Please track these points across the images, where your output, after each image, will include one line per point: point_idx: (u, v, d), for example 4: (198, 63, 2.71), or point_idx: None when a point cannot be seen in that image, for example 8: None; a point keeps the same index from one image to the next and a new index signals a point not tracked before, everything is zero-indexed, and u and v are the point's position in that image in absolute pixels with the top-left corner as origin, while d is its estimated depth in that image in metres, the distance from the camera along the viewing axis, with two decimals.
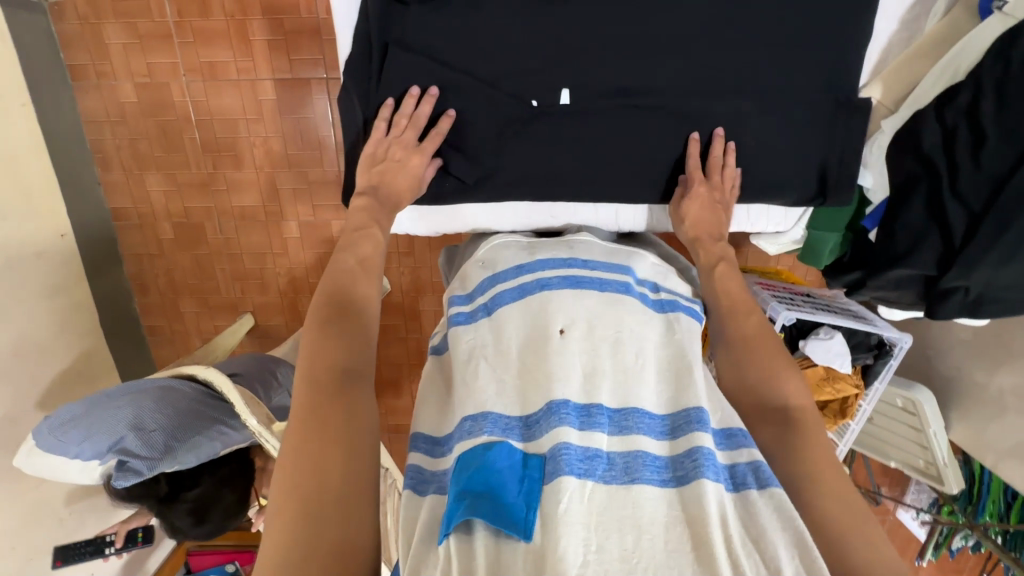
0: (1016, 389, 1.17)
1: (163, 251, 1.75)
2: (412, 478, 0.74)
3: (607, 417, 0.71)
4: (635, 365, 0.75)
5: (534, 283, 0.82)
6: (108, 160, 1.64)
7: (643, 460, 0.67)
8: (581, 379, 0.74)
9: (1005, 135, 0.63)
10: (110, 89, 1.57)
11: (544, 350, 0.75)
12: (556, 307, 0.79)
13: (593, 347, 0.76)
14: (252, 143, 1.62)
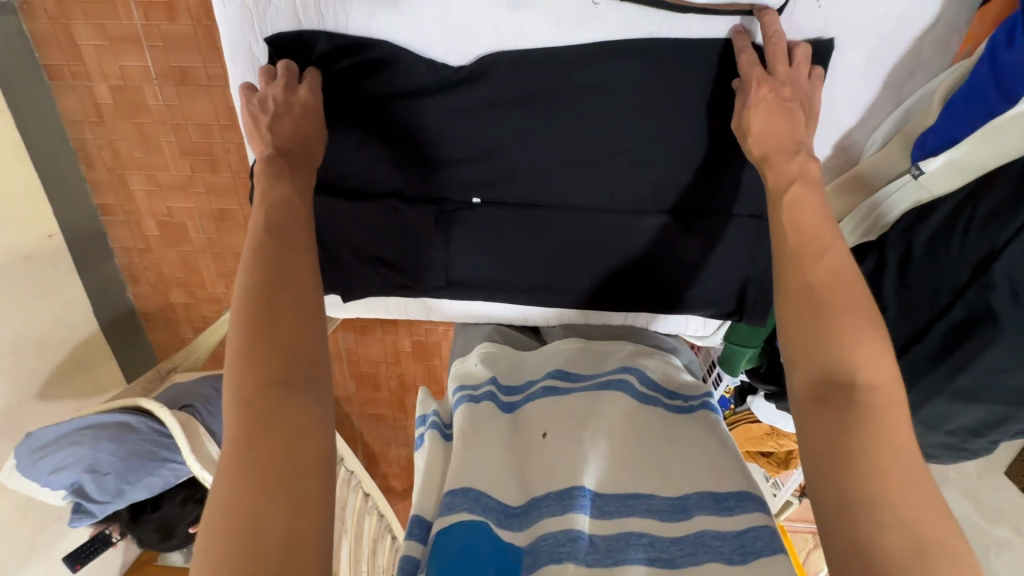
0: (960, 467, 1.16)
1: (151, 246, 1.81)
2: (407, 565, 0.69)
3: (588, 499, 0.70)
4: (620, 453, 0.78)
5: (523, 400, 0.87)
6: (91, 159, 1.67)
7: (626, 542, 0.67)
8: (562, 471, 0.74)
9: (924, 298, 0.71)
10: (86, 90, 1.57)
11: (529, 452, 0.79)
12: (537, 419, 0.83)
13: (575, 441, 0.78)
14: (227, 148, 1.62)
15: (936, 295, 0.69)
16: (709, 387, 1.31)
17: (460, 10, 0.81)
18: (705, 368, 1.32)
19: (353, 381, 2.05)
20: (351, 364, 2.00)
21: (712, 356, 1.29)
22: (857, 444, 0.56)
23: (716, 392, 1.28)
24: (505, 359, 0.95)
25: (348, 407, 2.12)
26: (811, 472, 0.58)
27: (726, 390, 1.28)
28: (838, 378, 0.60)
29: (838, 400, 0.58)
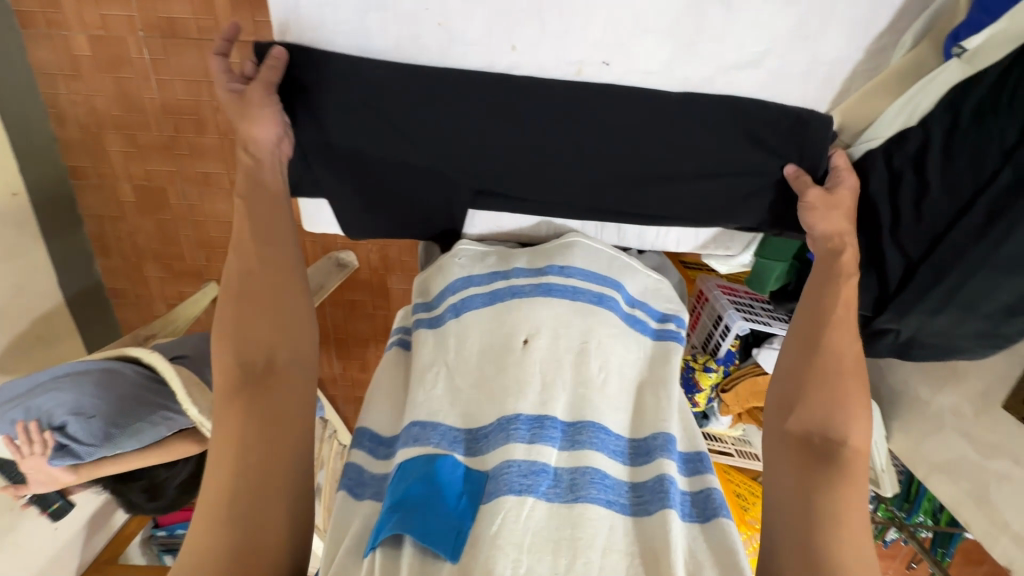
0: (955, 409, 1.20)
1: (126, 214, 1.70)
2: (351, 478, 0.67)
3: (560, 432, 0.65)
4: (599, 378, 0.68)
5: (506, 291, 0.74)
6: (63, 117, 1.56)
7: (590, 479, 0.61)
8: (538, 389, 0.66)
9: (951, 187, 0.62)
10: (62, 41, 1.47)
11: (506, 361, 0.68)
12: (525, 316, 0.71)
13: (556, 359, 0.69)
14: (216, 108, 1.55)
15: (930, 216, 0.64)
16: (716, 341, 1.31)
17: None
18: (711, 323, 1.34)
19: (340, 362, 1.96)
20: (337, 342, 1.91)
21: (718, 309, 1.30)
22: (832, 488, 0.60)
23: (723, 345, 1.28)
24: (488, 253, 0.80)
25: (333, 391, 2.02)
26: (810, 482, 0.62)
27: (732, 343, 1.28)
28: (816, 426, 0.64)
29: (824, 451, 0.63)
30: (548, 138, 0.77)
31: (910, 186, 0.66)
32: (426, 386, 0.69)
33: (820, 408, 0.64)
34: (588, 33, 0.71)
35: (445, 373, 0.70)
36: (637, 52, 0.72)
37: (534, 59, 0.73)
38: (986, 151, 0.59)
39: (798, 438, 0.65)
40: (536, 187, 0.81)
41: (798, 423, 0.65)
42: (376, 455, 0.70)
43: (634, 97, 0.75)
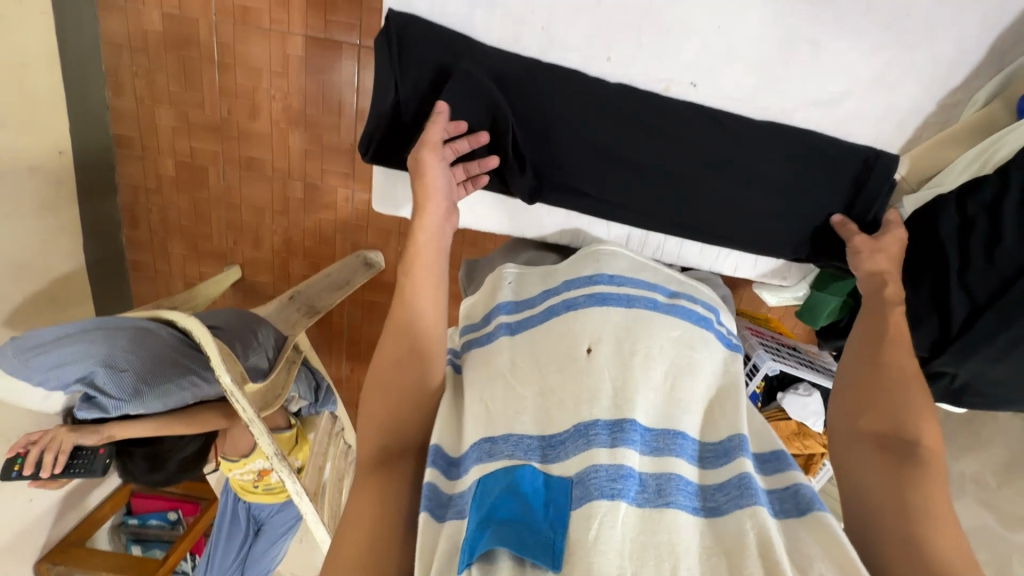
0: (977, 477, 1.20)
1: (162, 187, 1.71)
2: (428, 497, 0.58)
3: (640, 436, 0.57)
4: (667, 385, 0.63)
5: (560, 305, 0.69)
6: (120, 85, 1.59)
7: (676, 486, 0.55)
8: (610, 396, 0.60)
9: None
10: (135, 14, 1.52)
11: (568, 373, 0.63)
12: (586, 324, 0.66)
13: (626, 363, 0.62)
14: (272, 97, 1.59)
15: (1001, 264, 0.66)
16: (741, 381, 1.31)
17: None
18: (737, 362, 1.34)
19: (348, 363, 1.92)
20: (349, 343, 1.88)
21: (746, 349, 1.31)
22: (915, 480, 0.55)
23: (749, 385, 1.28)
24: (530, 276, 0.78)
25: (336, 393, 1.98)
26: (879, 479, 0.57)
27: (758, 384, 1.28)
28: (886, 427, 0.60)
29: (901, 450, 0.57)
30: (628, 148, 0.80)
31: (984, 232, 0.68)
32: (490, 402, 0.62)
33: (887, 408, 0.60)
34: (680, 55, 0.74)
35: (508, 383, 0.64)
36: (724, 78, 0.75)
37: (625, 72, 0.76)
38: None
39: (875, 438, 0.60)
40: (607, 194, 0.83)
41: (867, 423, 0.61)
42: (449, 475, 0.61)
43: (713, 120, 0.78)
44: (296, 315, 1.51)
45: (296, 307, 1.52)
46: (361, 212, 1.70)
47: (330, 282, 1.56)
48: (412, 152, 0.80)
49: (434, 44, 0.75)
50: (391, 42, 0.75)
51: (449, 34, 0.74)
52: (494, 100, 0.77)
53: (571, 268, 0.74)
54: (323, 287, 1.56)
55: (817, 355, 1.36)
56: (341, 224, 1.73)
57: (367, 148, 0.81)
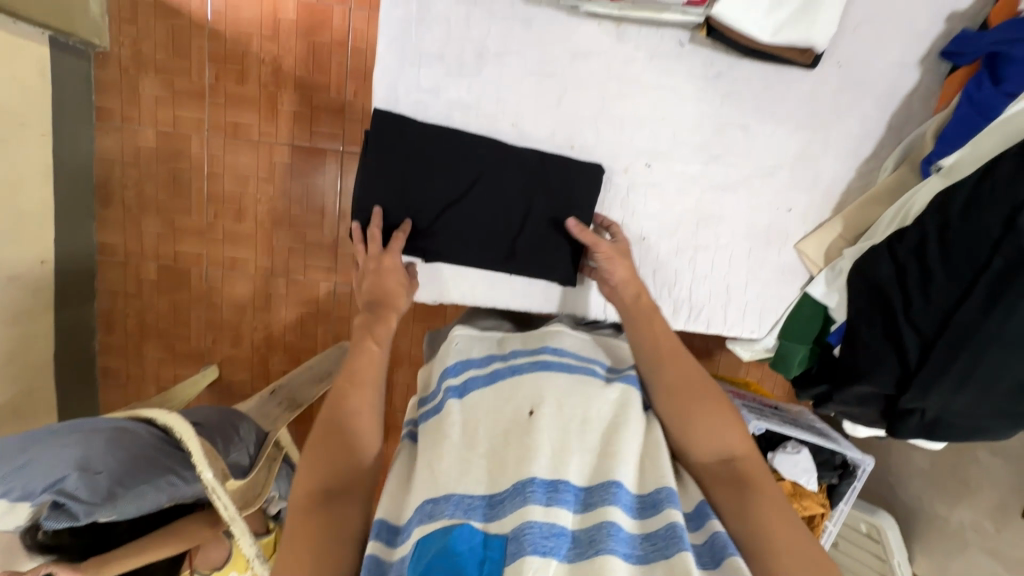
0: (976, 524, 1.19)
1: (142, 291, 1.72)
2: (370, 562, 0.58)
3: (573, 494, 0.58)
4: (603, 445, 0.63)
5: (505, 370, 0.71)
6: (109, 197, 1.67)
7: (606, 533, 0.54)
8: (549, 456, 0.60)
9: (951, 273, 0.72)
10: (131, 133, 1.64)
11: (511, 437, 0.63)
12: (529, 387, 0.67)
13: (564, 428, 0.63)
14: (258, 200, 1.68)
15: (941, 299, 0.72)
16: None
17: (553, 19, 0.81)
18: None
19: None
20: None
21: None
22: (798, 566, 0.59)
23: None
24: (478, 343, 0.80)
25: None
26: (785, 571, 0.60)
27: None
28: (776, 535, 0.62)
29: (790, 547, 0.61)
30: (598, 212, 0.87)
31: (918, 270, 0.75)
32: (436, 469, 0.62)
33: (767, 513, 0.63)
34: (633, 142, 0.86)
35: (458, 453, 0.63)
36: (674, 161, 0.87)
37: (588, 158, 0.86)
38: (981, 242, 0.69)
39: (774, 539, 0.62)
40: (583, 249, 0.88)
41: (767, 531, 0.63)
42: (392, 543, 0.60)
43: (670, 196, 0.88)
44: (278, 410, 1.47)
45: (277, 401, 1.49)
46: (343, 303, 1.73)
47: (313, 374, 1.56)
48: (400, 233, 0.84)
49: (414, 134, 0.82)
50: (374, 133, 0.81)
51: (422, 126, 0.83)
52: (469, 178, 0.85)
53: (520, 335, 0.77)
54: (305, 379, 1.53)
55: (799, 412, 1.40)
56: (323, 317, 1.75)
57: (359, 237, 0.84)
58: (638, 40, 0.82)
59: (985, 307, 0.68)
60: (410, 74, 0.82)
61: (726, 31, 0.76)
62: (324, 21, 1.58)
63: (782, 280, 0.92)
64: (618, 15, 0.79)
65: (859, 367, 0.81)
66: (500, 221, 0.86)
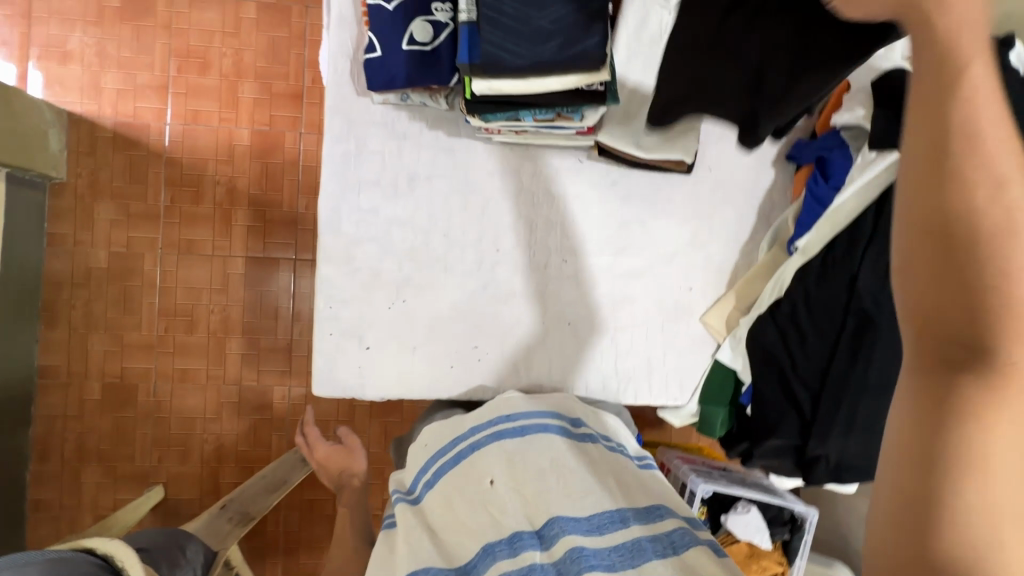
0: None
1: (84, 412, 1.68)
2: None
3: (534, 537, 0.66)
4: (556, 483, 0.71)
5: (465, 448, 0.80)
6: (56, 319, 1.67)
7: (571, 558, 0.62)
8: (510, 513, 0.69)
9: (821, 333, 0.85)
10: (83, 256, 1.68)
11: (475, 505, 0.71)
12: (485, 461, 0.76)
13: (520, 480, 0.72)
14: (211, 310, 1.72)
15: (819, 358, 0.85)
16: None
17: (472, 146, 0.97)
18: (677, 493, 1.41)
19: None
20: (287, 554, 1.72)
21: (681, 477, 1.40)
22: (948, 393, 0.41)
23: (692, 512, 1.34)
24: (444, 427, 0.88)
25: None
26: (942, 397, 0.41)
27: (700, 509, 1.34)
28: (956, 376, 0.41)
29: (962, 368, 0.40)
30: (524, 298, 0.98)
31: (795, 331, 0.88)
32: (416, 551, 0.70)
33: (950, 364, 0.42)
34: (550, 241, 1.00)
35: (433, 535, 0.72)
36: (587, 256, 1.00)
37: (513, 255, 0.99)
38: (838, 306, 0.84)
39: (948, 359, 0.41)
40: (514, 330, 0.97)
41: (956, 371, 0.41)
42: None
43: (588, 284, 1.00)
44: (228, 526, 1.39)
45: (227, 516, 1.41)
46: (298, 406, 1.74)
47: (266, 484, 1.51)
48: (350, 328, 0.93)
49: (357, 244, 0.94)
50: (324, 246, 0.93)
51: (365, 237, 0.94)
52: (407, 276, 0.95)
53: (473, 415, 0.86)
54: (257, 490, 1.49)
55: (746, 472, 1.48)
56: (278, 421, 1.74)
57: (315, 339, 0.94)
58: (545, 160, 0.99)
59: (850, 359, 0.82)
60: (352, 196, 0.94)
61: (613, 151, 0.94)
62: (277, 146, 1.74)
63: (695, 349, 1.02)
64: (526, 142, 0.96)
65: (768, 423, 0.91)
66: (437, 313, 0.96)
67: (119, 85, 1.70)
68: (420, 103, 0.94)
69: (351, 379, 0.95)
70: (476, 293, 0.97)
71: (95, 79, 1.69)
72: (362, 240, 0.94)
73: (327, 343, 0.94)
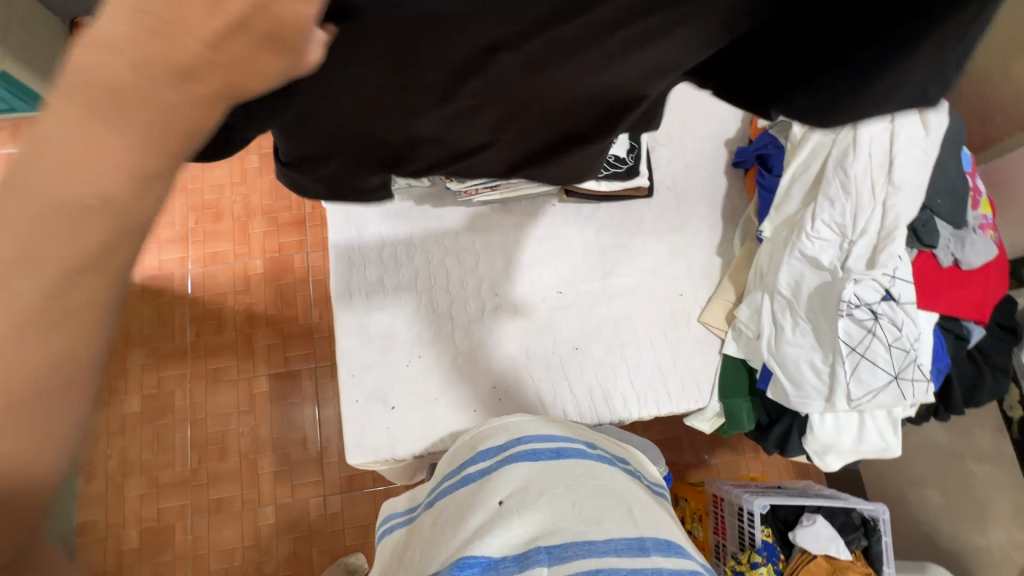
0: (1013, 542, 1.17)
1: (123, 566, 1.59)
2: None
3: (547, 553, 0.60)
4: (572, 509, 0.64)
5: (474, 473, 0.74)
6: (93, 471, 1.65)
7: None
8: (521, 533, 0.63)
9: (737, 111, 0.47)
10: (117, 404, 1.71)
11: (477, 516, 0.66)
12: (498, 479, 0.70)
13: (530, 507, 0.65)
14: (240, 432, 1.71)
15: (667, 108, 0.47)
16: (748, 534, 1.30)
17: (453, 210, 1.11)
18: (737, 519, 1.36)
19: None
20: None
21: (736, 501, 1.36)
22: None
23: (756, 534, 1.28)
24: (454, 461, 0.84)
25: None
26: None
27: (764, 530, 1.29)
28: None
29: None
30: (530, 335, 1.05)
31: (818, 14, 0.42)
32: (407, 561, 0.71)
33: None
34: (543, 280, 1.08)
35: (428, 548, 0.68)
36: (578, 286, 1.09)
37: (514, 297, 1.07)
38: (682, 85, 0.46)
39: None
40: (524, 366, 1.03)
41: None
42: None
43: (584, 312, 1.07)
44: None
45: None
46: (336, 516, 1.66)
47: None
48: (379, 388, 1.00)
49: (374, 312, 1.04)
50: (343, 321, 1.03)
51: (377, 304, 1.04)
52: (420, 336, 1.03)
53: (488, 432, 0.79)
54: None
55: (799, 486, 1.44)
56: (319, 536, 1.65)
57: (344, 411, 0.99)
58: (521, 210, 1.12)
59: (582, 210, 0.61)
60: (359, 275, 1.05)
61: (580, 191, 1.08)
62: (289, 266, 1.86)
63: (701, 348, 1.06)
64: (502, 198, 1.10)
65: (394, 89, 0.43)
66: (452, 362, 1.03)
67: None
68: (406, 185, 1.09)
69: (385, 438, 0.98)
70: (485, 340, 1.04)
71: None
72: (374, 308, 1.04)
73: (356, 410, 0.99)
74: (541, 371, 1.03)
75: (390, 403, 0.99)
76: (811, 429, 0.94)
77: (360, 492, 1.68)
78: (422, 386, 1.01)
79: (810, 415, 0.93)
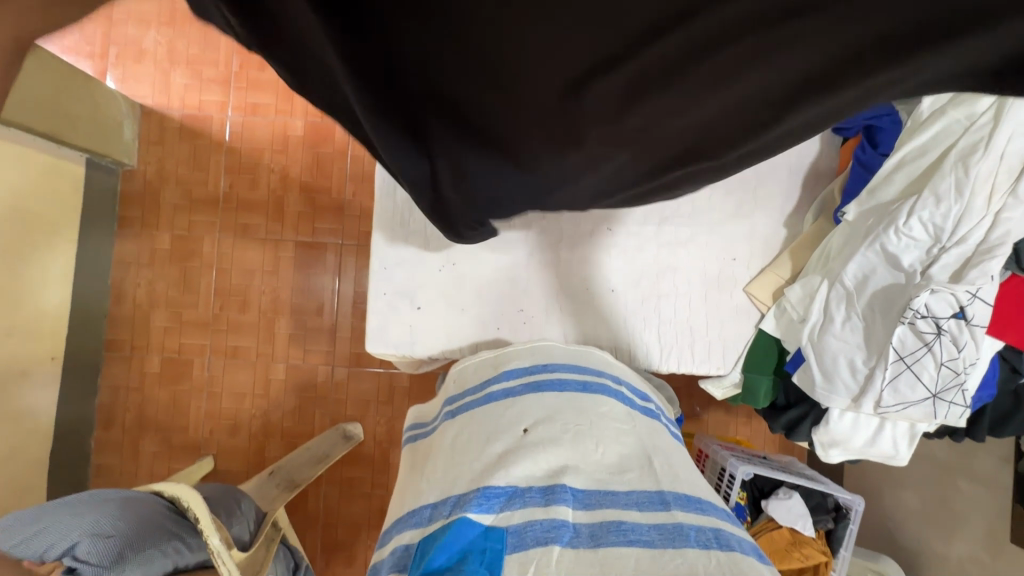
0: (974, 558, 1.22)
1: (145, 384, 1.73)
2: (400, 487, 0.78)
3: (572, 494, 0.60)
4: (597, 451, 0.65)
5: (497, 395, 0.74)
6: (123, 295, 1.73)
7: (610, 525, 0.57)
8: (546, 465, 0.64)
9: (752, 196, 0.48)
10: (149, 238, 1.74)
11: (500, 441, 0.67)
12: (524, 408, 0.70)
13: (555, 440, 0.66)
14: (262, 290, 1.75)
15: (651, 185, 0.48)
16: (723, 493, 1.37)
17: None
18: (716, 477, 1.42)
19: (323, 553, 1.71)
20: (325, 528, 1.71)
21: (720, 461, 1.41)
22: None
23: (731, 495, 1.34)
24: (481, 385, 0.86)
25: None
26: None
27: (739, 493, 1.34)
28: None
29: None
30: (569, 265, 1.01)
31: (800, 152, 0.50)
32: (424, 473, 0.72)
33: None
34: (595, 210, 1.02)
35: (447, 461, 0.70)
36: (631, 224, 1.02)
37: (561, 222, 1.01)
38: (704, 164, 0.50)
39: None
40: (555, 295, 1.01)
41: None
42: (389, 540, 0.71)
43: (629, 253, 1.02)
44: (275, 491, 1.50)
45: (275, 483, 1.52)
46: (341, 385, 1.75)
47: (309, 455, 1.57)
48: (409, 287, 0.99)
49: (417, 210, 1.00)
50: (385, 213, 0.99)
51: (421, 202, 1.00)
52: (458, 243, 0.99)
53: (512, 356, 0.79)
54: (302, 460, 1.57)
55: (783, 461, 1.48)
56: (322, 399, 1.75)
57: (371, 301, 0.99)
58: None
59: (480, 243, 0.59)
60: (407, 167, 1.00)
61: None
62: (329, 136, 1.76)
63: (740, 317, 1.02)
64: None
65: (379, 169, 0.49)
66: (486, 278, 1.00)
67: (186, 80, 1.74)
68: None
69: (406, 335, 0.99)
70: (523, 260, 1.01)
71: (166, 75, 1.74)
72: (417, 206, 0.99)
73: (382, 303, 0.99)
74: (573, 305, 1.01)
75: (417, 303, 0.99)
76: (825, 421, 0.93)
77: (366, 370, 1.76)
78: (452, 295, 1.00)
79: (830, 409, 0.92)
